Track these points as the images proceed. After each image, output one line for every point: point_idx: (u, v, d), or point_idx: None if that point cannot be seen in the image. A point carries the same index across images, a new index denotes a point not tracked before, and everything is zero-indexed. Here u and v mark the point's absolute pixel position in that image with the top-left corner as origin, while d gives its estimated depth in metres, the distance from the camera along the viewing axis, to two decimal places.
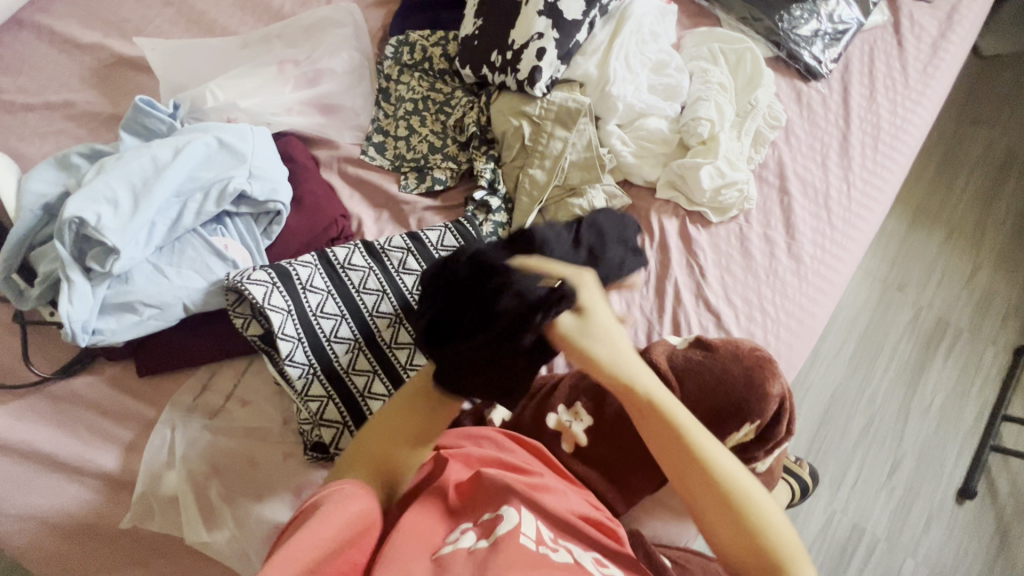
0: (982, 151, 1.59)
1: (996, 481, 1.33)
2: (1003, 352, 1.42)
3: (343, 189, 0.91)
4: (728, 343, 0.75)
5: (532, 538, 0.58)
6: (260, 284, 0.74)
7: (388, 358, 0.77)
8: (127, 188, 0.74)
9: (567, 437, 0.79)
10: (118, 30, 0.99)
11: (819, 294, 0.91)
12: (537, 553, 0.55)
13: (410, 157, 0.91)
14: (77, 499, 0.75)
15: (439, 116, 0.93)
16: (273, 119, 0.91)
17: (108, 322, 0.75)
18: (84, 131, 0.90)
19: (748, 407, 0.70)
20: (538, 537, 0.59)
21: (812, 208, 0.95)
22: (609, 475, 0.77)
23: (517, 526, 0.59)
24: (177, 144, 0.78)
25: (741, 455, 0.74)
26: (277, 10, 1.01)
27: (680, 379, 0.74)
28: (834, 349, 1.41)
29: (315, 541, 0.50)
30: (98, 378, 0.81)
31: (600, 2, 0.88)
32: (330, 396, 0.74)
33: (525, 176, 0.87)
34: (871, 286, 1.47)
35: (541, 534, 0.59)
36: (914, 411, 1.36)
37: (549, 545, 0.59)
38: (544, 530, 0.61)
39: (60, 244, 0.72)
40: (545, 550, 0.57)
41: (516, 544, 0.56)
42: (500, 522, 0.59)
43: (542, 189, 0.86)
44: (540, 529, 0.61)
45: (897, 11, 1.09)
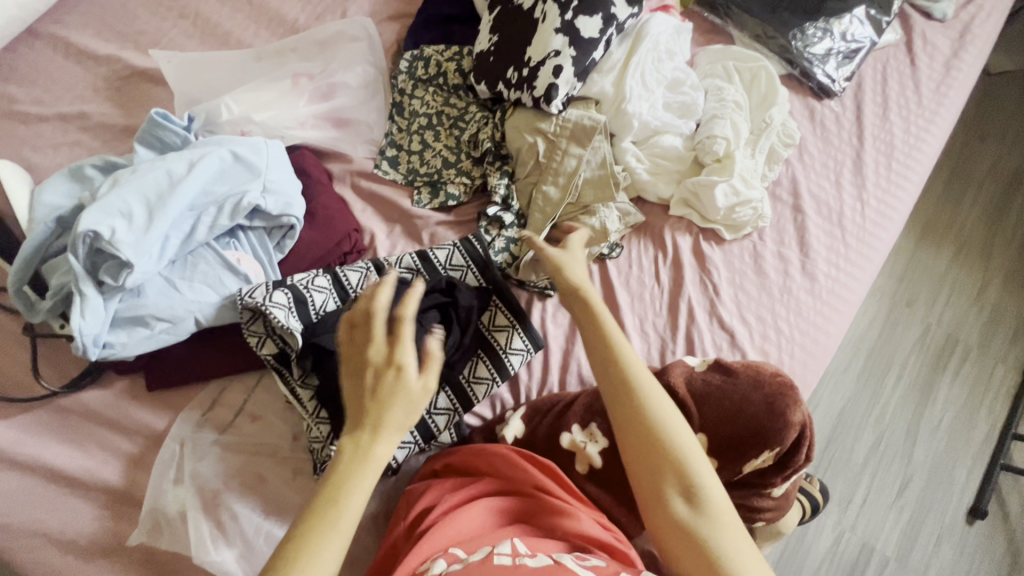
0: (990, 167, 1.59)
1: (1007, 500, 1.31)
2: (1012, 370, 1.41)
3: (356, 203, 0.90)
4: (749, 369, 0.74)
5: (507, 555, 0.59)
6: (280, 306, 0.73)
7: None
8: (141, 202, 0.74)
9: (581, 458, 0.77)
10: (133, 42, 0.99)
11: (833, 312, 0.90)
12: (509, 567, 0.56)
13: (423, 172, 0.91)
14: (83, 515, 0.74)
15: (454, 131, 0.92)
16: (287, 133, 0.91)
17: (119, 336, 0.74)
18: (97, 142, 0.90)
19: (767, 435, 0.69)
20: (514, 551, 0.60)
21: (826, 225, 0.94)
22: (623, 497, 0.76)
23: (489, 551, 0.60)
24: (192, 157, 0.78)
25: (757, 480, 0.73)
26: (292, 23, 1.02)
27: (699, 402, 0.73)
28: (843, 365, 1.40)
29: None
30: (105, 392, 0.80)
31: (617, 20, 0.88)
32: (331, 417, 0.74)
33: (534, 196, 0.87)
34: (880, 301, 1.46)
35: (516, 548, 0.60)
36: (923, 428, 1.35)
37: (524, 556, 0.59)
38: (519, 543, 0.62)
39: (74, 258, 0.71)
40: (521, 561, 0.58)
41: (486, 567, 0.57)
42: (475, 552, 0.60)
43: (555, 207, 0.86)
44: (515, 542, 0.61)
45: (909, 31, 1.09)
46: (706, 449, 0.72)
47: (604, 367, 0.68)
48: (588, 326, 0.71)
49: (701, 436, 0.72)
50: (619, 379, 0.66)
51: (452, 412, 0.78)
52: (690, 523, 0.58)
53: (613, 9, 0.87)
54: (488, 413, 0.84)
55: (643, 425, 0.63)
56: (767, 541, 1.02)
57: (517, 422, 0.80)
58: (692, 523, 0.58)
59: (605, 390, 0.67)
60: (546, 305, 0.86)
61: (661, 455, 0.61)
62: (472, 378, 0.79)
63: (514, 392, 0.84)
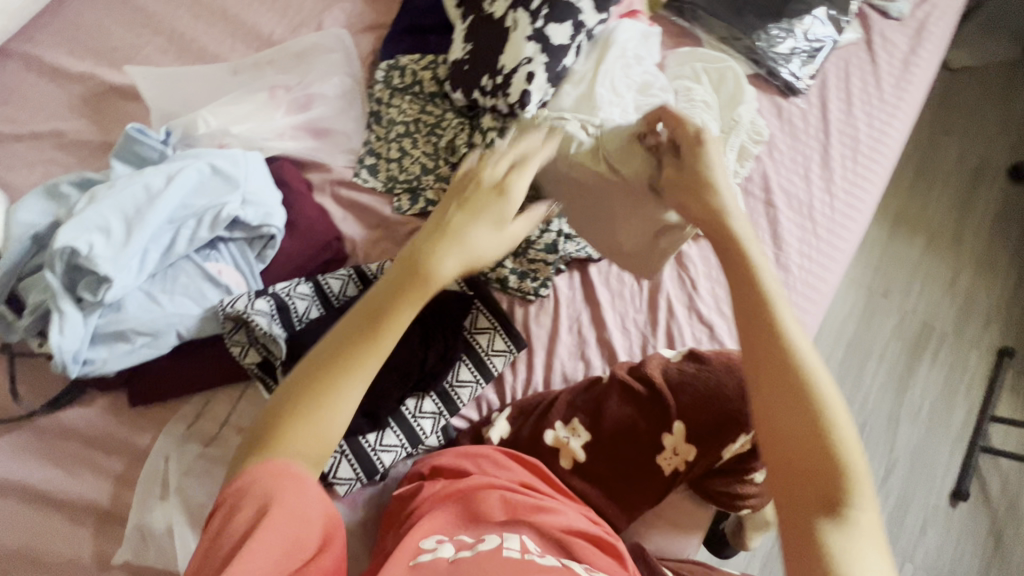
0: (957, 159, 1.64)
1: (988, 481, 1.35)
2: (986, 354, 1.45)
3: (336, 211, 0.91)
4: (720, 356, 0.77)
5: (516, 549, 0.59)
6: (262, 314, 0.74)
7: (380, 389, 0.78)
8: (119, 217, 0.74)
9: (565, 453, 0.78)
10: (108, 59, 0.99)
11: (809, 303, 0.93)
12: (521, 560, 0.57)
13: (402, 178, 0.92)
14: (67, 535, 0.73)
15: (431, 138, 0.93)
16: (265, 144, 0.92)
17: (100, 352, 0.74)
18: (73, 160, 0.90)
19: (740, 419, 0.73)
20: (523, 547, 0.61)
21: (798, 219, 0.97)
22: (608, 490, 0.78)
23: (498, 544, 0.60)
24: (170, 170, 0.78)
25: (737, 466, 0.75)
26: (268, 36, 1.03)
27: (675, 392, 0.76)
28: (824, 355, 1.43)
29: (274, 540, 0.47)
30: (86, 410, 0.79)
31: (585, 28, 0.91)
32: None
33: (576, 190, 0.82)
34: (857, 292, 1.50)
35: (525, 545, 0.61)
36: (904, 414, 1.39)
37: (534, 553, 0.60)
38: (530, 542, 0.62)
39: (52, 275, 0.71)
40: (531, 556, 0.59)
41: (498, 558, 0.57)
42: (483, 541, 0.61)
43: (627, 155, 0.79)
44: (524, 540, 0.62)
45: (869, 29, 1.14)
46: (684, 436, 0.75)
47: (761, 327, 0.53)
48: (745, 280, 0.56)
49: (679, 424, 0.75)
50: (776, 352, 0.51)
51: (438, 416, 0.79)
52: (828, 540, 0.43)
53: (581, 16, 0.90)
54: (474, 414, 0.85)
55: (801, 412, 0.48)
56: (757, 533, 1.03)
57: (503, 423, 0.81)
58: (830, 540, 0.43)
59: (751, 358, 0.52)
60: (529, 307, 0.88)
61: (827, 457, 0.47)
62: (455, 382, 0.80)
63: (500, 393, 0.85)
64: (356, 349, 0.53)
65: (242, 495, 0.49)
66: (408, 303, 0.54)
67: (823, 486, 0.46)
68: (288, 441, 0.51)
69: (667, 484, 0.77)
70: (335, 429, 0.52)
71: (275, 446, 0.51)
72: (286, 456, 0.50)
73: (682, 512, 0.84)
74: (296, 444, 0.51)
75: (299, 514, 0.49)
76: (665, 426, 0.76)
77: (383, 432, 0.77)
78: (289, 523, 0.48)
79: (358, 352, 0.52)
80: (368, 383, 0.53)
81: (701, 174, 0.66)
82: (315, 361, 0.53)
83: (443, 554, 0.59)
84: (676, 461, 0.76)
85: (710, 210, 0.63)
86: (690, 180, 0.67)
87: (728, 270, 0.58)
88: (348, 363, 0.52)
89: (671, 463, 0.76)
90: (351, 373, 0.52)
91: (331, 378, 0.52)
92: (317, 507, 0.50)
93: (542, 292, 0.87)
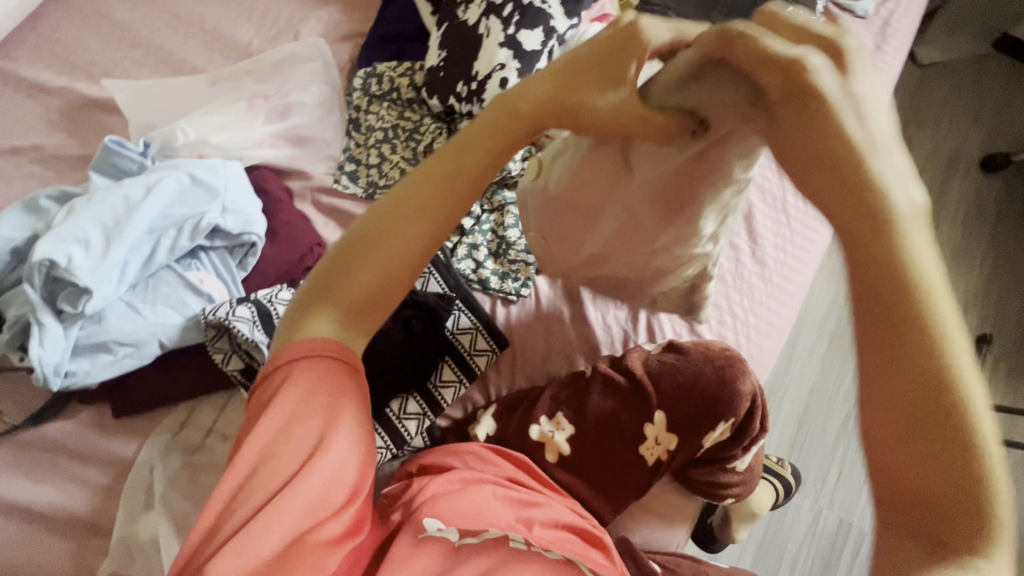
0: (930, 152, 1.66)
1: None
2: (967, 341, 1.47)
3: (318, 218, 0.92)
4: (699, 346, 0.79)
5: None
6: (243, 321, 0.75)
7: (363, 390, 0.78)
8: (98, 229, 0.74)
9: (550, 447, 0.79)
10: (85, 73, 1.00)
11: (784, 295, 0.94)
12: None
13: (382, 184, 0.93)
14: (53, 549, 0.73)
15: (410, 143, 0.95)
16: (246, 153, 0.93)
17: (82, 364, 0.74)
18: (52, 173, 0.90)
19: (720, 407, 0.74)
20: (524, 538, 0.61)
21: (772, 213, 0.99)
22: (594, 483, 0.79)
23: None
24: (149, 181, 0.79)
25: (719, 454, 0.78)
26: (246, 47, 1.04)
27: (656, 382, 0.77)
28: (809, 347, 1.45)
29: (295, 506, 0.45)
30: (70, 422, 0.79)
31: (557, 33, 0.92)
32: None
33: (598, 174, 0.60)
34: (838, 284, 1.51)
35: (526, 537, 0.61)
36: None
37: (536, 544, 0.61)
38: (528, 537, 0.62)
39: (30, 288, 0.71)
40: None
41: None
42: None
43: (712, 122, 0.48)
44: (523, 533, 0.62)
45: None
46: (666, 425, 0.77)
47: (906, 338, 0.33)
48: (867, 293, 0.34)
49: (660, 412, 0.77)
50: (894, 324, 0.33)
51: (423, 417, 0.80)
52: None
53: (552, 22, 0.91)
54: (459, 413, 0.86)
55: (908, 406, 0.32)
56: (744, 524, 1.06)
57: (489, 421, 0.82)
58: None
59: (864, 357, 0.35)
60: (511, 307, 0.89)
61: (960, 471, 0.31)
62: (439, 383, 0.82)
63: (484, 392, 0.86)
64: (419, 203, 0.50)
65: (291, 417, 0.47)
66: (486, 140, 0.50)
67: (934, 517, 0.32)
68: (343, 292, 0.51)
69: (652, 475, 0.78)
70: (393, 289, 0.52)
71: (342, 275, 0.51)
72: (339, 307, 0.51)
73: (669, 504, 0.85)
74: (348, 298, 0.51)
75: (345, 467, 0.47)
76: (647, 416, 0.77)
77: None
78: (329, 475, 0.47)
79: (422, 204, 0.50)
80: (434, 235, 0.51)
81: (813, 121, 0.36)
82: (375, 213, 0.51)
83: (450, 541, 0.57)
84: (658, 451, 0.77)
85: (830, 197, 0.35)
86: (801, 143, 0.36)
87: (836, 220, 0.35)
88: (408, 219, 0.50)
89: (655, 453, 0.77)
90: (413, 227, 0.50)
91: (388, 238, 0.50)
92: (350, 453, 0.48)
93: (523, 292, 0.88)
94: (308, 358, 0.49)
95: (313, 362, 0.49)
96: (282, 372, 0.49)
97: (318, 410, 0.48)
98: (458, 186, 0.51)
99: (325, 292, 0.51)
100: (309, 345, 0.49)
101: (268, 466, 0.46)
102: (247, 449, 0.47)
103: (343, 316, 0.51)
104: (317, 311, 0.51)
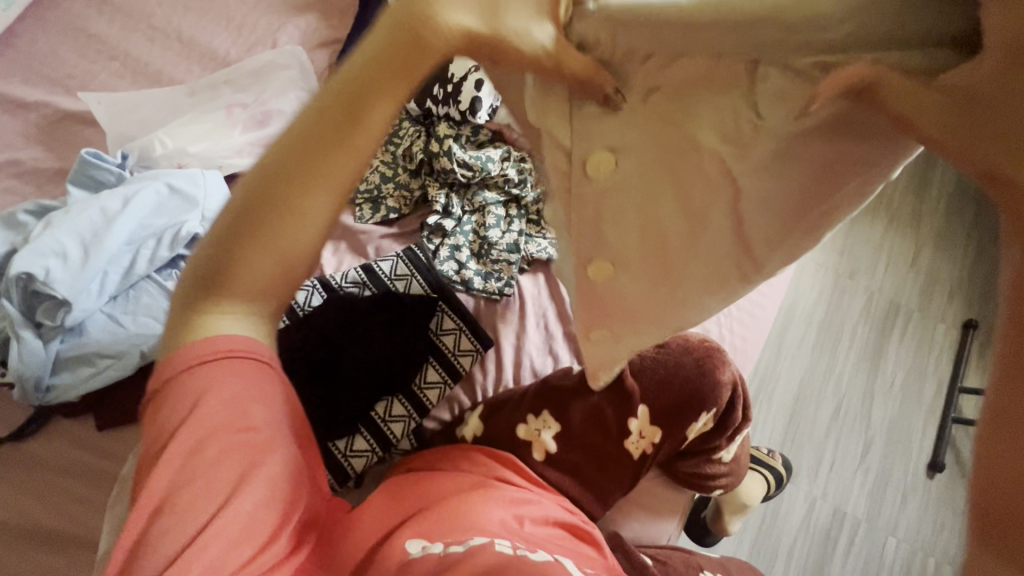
0: None
1: (962, 452, 1.37)
2: (953, 327, 1.46)
3: None
4: (678, 338, 0.79)
5: (508, 544, 0.57)
6: None
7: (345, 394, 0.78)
8: (76, 241, 0.74)
9: (538, 445, 0.79)
10: (64, 86, 1.00)
11: (766, 286, 0.95)
12: (514, 556, 0.55)
13: (363, 188, 0.94)
14: (41, 564, 0.73)
15: (389, 147, 0.96)
16: (225, 161, 0.92)
17: (63, 377, 0.74)
18: (30, 188, 0.90)
19: (702, 397, 0.75)
20: (513, 543, 0.58)
21: None
22: (582, 479, 0.79)
23: (490, 539, 0.57)
24: (127, 193, 0.79)
25: (704, 446, 0.79)
26: (224, 56, 1.04)
27: (637, 376, 0.78)
28: (797, 339, 1.45)
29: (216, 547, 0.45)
30: (55, 436, 0.78)
31: None
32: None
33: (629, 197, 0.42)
34: (824, 275, 1.51)
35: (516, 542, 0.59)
36: (878, 392, 1.41)
37: (525, 549, 0.58)
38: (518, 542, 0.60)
39: (9, 303, 0.72)
40: (523, 552, 0.57)
41: (491, 553, 0.55)
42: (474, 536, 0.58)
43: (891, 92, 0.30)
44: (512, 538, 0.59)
45: None
46: (650, 419, 0.77)
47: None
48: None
49: (643, 407, 0.77)
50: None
51: (409, 419, 0.80)
52: None
53: None
54: (447, 415, 0.86)
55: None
56: (734, 515, 1.07)
57: (475, 421, 0.82)
58: None
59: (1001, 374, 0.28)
60: (494, 307, 0.89)
61: None
62: (424, 384, 0.81)
63: (469, 393, 0.86)
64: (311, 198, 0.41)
65: (210, 435, 0.46)
66: (342, 119, 0.38)
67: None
68: (244, 289, 0.46)
69: (639, 467, 0.79)
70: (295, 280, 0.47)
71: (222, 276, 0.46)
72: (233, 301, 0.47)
73: (657, 497, 0.86)
74: (247, 292, 0.47)
75: (276, 484, 0.48)
76: (630, 412, 0.77)
77: (353, 437, 0.79)
78: (251, 509, 0.46)
79: (315, 197, 0.41)
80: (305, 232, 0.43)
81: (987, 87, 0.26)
82: (254, 194, 0.42)
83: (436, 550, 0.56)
84: (643, 444, 0.78)
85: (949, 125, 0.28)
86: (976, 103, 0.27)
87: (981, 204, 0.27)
88: (301, 219, 0.42)
89: (640, 447, 0.78)
90: (314, 220, 0.42)
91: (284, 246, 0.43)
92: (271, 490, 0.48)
93: (506, 291, 0.88)
94: (214, 362, 0.47)
95: (231, 365, 0.47)
96: (191, 382, 0.47)
97: (232, 427, 0.47)
98: (345, 167, 0.40)
99: (219, 284, 0.46)
100: (219, 345, 0.47)
101: (185, 495, 0.45)
102: (152, 485, 0.45)
103: (252, 310, 0.48)
104: (219, 307, 0.47)
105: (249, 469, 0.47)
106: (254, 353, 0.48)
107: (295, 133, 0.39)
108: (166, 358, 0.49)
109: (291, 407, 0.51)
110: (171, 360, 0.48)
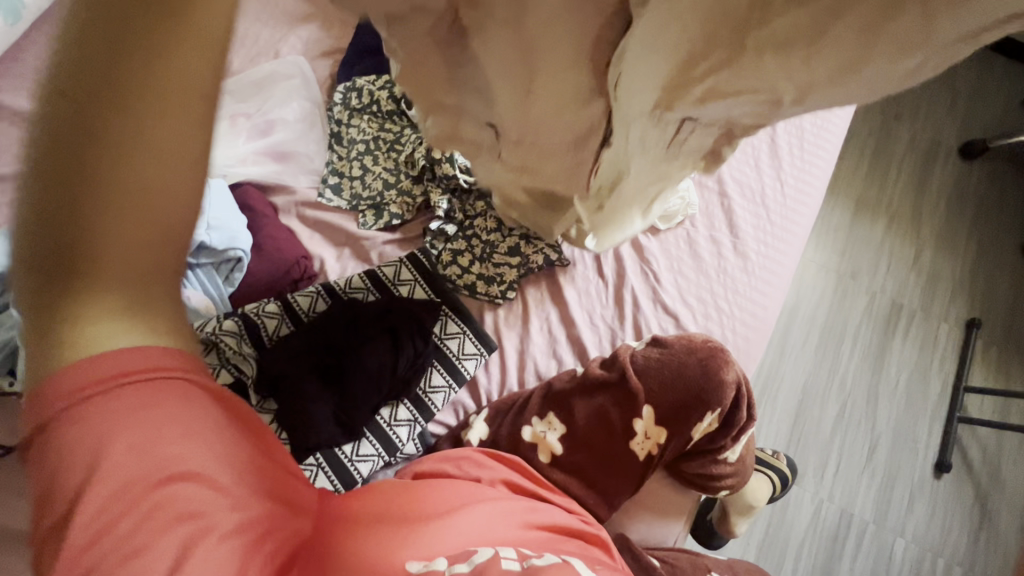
0: (909, 139, 1.63)
1: (968, 451, 1.36)
2: (955, 326, 1.47)
3: (303, 231, 0.93)
4: (681, 338, 0.80)
5: (514, 559, 0.56)
6: (232, 334, 0.78)
7: (349, 399, 0.78)
8: None
9: (543, 447, 0.80)
10: None
11: (767, 286, 0.95)
12: (524, 569, 0.53)
13: (366, 195, 0.94)
14: None
15: (391, 154, 0.96)
16: (230, 170, 0.94)
17: None
18: None
19: (707, 397, 0.76)
20: (520, 554, 0.57)
21: (750, 207, 0.99)
22: (587, 480, 0.79)
23: (495, 552, 0.56)
24: None
25: (709, 446, 0.79)
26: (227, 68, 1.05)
27: (641, 377, 0.78)
28: (801, 339, 1.44)
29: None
30: None
31: None
32: (290, 438, 0.77)
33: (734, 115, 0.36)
34: (826, 276, 1.50)
35: (522, 553, 0.57)
36: (882, 392, 1.40)
37: (531, 558, 0.57)
38: (524, 549, 0.59)
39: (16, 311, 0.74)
40: (530, 562, 0.55)
41: (497, 564, 0.54)
42: (476, 552, 0.56)
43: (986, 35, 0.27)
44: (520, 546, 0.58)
45: None
46: (653, 419, 0.78)
47: None
48: None
49: (647, 407, 0.78)
50: None
51: (413, 423, 0.81)
52: None
53: None
54: (452, 419, 0.86)
55: None
56: (741, 517, 1.06)
57: (481, 425, 0.82)
58: None
59: None
60: (497, 310, 0.90)
61: None
62: (428, 388, 0.82)
63: (474, 397, 0.87)
64: (186, 147, 0.31)
65: (128, 487, 0.37)
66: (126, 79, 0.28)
67: None
68: (114, 279, 0.33)
69: (646, 469, 0.79)
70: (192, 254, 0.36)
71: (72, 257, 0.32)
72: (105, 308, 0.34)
73: (662, 499, 0.85)
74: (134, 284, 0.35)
75: (242, 551, 0.41)
76: (634, 412, 0.78)
77: (359, 442, 0.79)
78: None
79: (205, 141, 0.32)
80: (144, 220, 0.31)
81: None
82: (65, 147, 0.29)
83: (437, 566, 0.54)
84: (649, 446, 0.78)
85: None
86: None
87: None
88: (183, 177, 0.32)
89: (645, 448, 0.78)
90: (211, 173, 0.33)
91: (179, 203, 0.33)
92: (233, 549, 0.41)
93: (508, 295, 0.89)
94: (112, 402, 0.36)
95: (149, 391, 0.37)
96: (94, 416, 0.36)
97: (175, 490, 0.38)
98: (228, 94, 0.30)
99: (66, 274, 0.32)
100: (109, 370, 0.36)
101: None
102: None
103: (143, 309, 0.36)
104: (86, 309, 0.34)
105: (188, 518, 0.38)
106: (169, 374, 0.38)
107: (99, 52, 0.27)
108: (37, 388, 0.36)
109: (245, 441, 0.44)
110: (44, 391, 0.36)
